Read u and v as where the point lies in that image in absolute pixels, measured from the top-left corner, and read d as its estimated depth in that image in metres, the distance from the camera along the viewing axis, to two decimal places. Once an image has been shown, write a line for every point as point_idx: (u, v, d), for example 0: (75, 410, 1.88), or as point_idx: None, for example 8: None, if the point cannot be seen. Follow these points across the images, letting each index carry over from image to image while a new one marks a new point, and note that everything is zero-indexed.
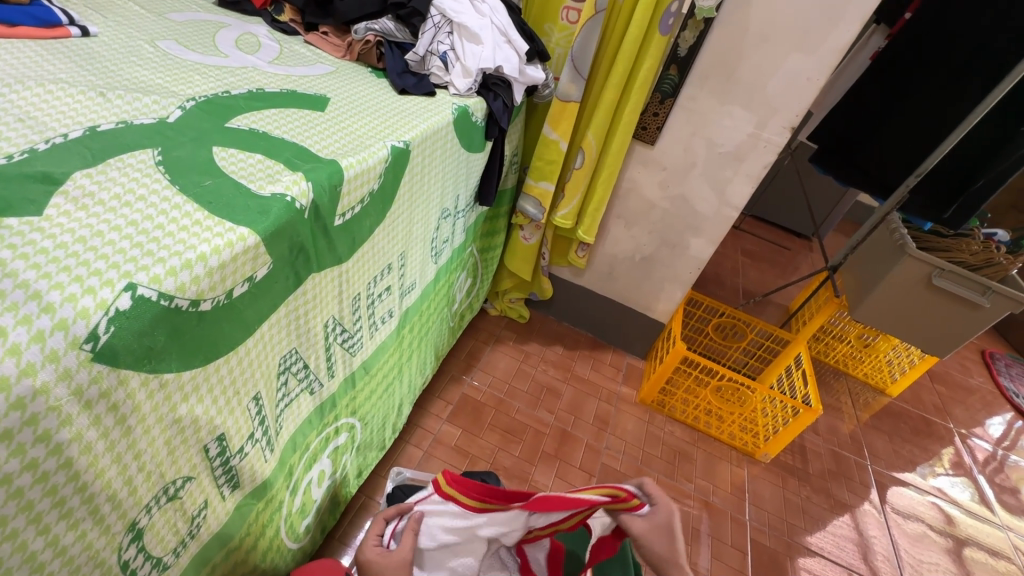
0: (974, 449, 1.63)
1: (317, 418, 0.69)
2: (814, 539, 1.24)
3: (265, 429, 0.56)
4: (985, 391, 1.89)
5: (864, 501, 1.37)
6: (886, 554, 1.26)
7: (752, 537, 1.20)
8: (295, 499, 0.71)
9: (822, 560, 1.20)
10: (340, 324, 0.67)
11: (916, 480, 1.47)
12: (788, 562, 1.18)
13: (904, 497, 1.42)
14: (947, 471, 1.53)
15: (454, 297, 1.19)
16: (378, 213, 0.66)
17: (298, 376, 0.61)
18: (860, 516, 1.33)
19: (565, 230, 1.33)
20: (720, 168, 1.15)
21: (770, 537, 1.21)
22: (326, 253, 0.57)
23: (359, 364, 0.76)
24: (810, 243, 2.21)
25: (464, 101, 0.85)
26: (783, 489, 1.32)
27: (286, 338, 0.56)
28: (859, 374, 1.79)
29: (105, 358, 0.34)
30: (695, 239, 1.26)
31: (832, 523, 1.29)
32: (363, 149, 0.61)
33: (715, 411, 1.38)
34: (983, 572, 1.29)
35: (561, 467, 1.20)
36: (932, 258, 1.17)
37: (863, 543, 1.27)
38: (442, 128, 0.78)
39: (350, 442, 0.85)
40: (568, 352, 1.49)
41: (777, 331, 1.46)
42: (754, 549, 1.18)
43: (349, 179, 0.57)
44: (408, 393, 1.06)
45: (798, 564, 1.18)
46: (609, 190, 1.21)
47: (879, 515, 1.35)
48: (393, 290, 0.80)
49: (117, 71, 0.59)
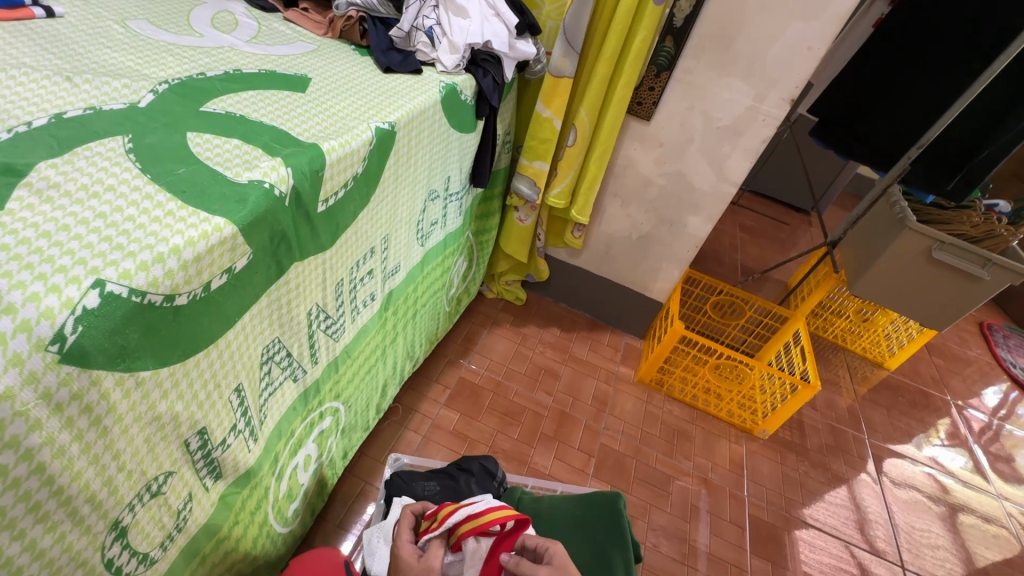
0: (970, 419, 1.64)
1: (301, 404, 0.68)
2: (812, 513, 1.25)
3: (248, 420, 0.55)
4: (983, 363, 1.89)
5: (861, 473, 1.38)
6: (883, 525, 1.27)
7: (751, 512, 1.21)
8: (281, 484, 0.70)
9: (819, 533, 1.22)
10: (324, 310, 0.65)
11: (912, 451, 1.48)
12: (785, 536, 1.19)
13: (899, 468, 1.43)
14: (942, 442, 1.54)
15: (449, 282, 1.17)
16: (362, 197, 0.64)
17: (281, 365, 0.60)
18: (857, 487, 1.34)
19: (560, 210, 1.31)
20: (717, 143, 1.12)
21: (769, 511, 1.22)
22: (308, 240, 0.55)
23: (342, 349, 0.75)
24: (809, 217, 2.19)
25: (452, 79, 0.82)
26: (781, 464, 1.33)
27: (268, 328, 0.54)
28: (857, 349, 1.79)
29: (74, 359, 0.33)
30: (693, 216, 1.24)
31: (829, 496, 1.30)
32: (346, 131, 0.59)
33: (714, 389, 1.38)
34: (976, 539, 1.31)
35: (560, 448, 1.20)
36: (931, 231, 1.15)
37: (860, 515, 1.28)
38: (430, 109, 0.75)
39: (335, 425, 0.84)
40: (565, 333, 1.48)
41: (775, 307, 1.45)
42: (752, 524, 1.19)
43: (331, 164, 0.55)
44: (392, 374, 1.04)
45: (795, 538, 1.19)
46: (604, 167, 1.18)
47: (876, 486, 1.36)
48: (376, 274, 0.78)
49: (84, 54, 0.56)
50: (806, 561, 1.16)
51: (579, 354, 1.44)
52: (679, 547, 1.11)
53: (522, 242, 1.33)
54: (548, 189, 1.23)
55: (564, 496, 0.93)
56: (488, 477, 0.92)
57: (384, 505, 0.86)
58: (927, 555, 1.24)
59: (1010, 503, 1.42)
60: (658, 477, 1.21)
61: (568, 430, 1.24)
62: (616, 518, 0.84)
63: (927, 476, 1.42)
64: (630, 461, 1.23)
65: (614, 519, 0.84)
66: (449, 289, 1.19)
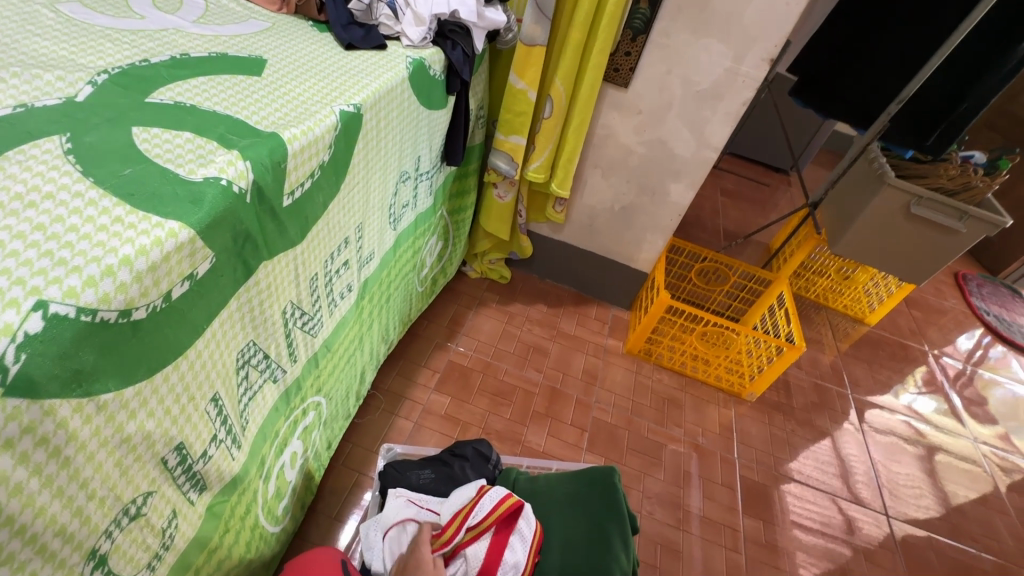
0: (946, 367, 1.69)
1: (283, 404, 0.67)
2: (799, 470, 1.28)
3: (228, 429, 0.53)
4: (958, 312, 1.94)
5: (845, 428, 1.41)
6: (867, 474, 1.32)
7: (741, 474, 1.24)
8: (269, 485, 0.69)
9: (806, 489, 1.25)
10: (299, 308, 0.63)
11: (889, 401, 1.52)
12: (775, 493, 1.22)
13: (880, 418, 1.47)
14: (916, 390, 1.58)
15: (423, 263, 1.15)
16: (330, 186, 0.61)
17: (259, 368, 0.57)
18: (841, 442, 1.37)
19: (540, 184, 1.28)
20: (697, 107, 1.09)
21: (759, 471, 1.25)
22: (276, 237, 0.52)
23: (322, 344, 0.73)
24: (789, 176, 2.19)
25: (419, 53, 0.77)
26: (769, 425, 1.36)
27: (241, 332, 0.52)
28: (838, 306, 1.81)
29: (22, 391, 0.30)
30: (675, 184, 1.22)
31: (815, 453, 1.33)
32: (308, 116, 0.55)
33: (702, 356, 1.39)
34: (952, 480, 1.36)
35: (553, 425, 1.20)
36: (909, 187, 1.16)
37: (845, 467, 1.32)
38: (397, 86, 0.71)
39: (318, 419, 0.83)
40: (551, 309, 1.47)
41: (758, 271, 1.45)
42: (743, 485, 1.22)
43: (294, 153, 0.51)
44: (370, 360, 1.03)
45: (784, 495, 1.22)
46: (581, 138, 1.15)
47: (859, 439, 1.39)
48: (351, 264, 0.75)
49: (11, 44, 0.51)
50: (794, 515, 1.19)
51: (567, 330, 1.43)
52: (674, 513, 1.13)
53: (503, 219, 1.30)
54: (526, 164, 1.20)
55: (559, 473, 0.93)
56: (482, 460, 0.91)
57: (380, 497, 0.85)
58: (907, 499, 1.29)
59: (985, 444, 1.47)
60: (650, 446, 1.23)
61: (560, 407, 1.25)
62: (611, 489, 0.85)
63: (906, 425, 1.46)
64: (623, 433, 1.24)
65: (609, 490, 0.85)
66: (423, 270, 1.17)
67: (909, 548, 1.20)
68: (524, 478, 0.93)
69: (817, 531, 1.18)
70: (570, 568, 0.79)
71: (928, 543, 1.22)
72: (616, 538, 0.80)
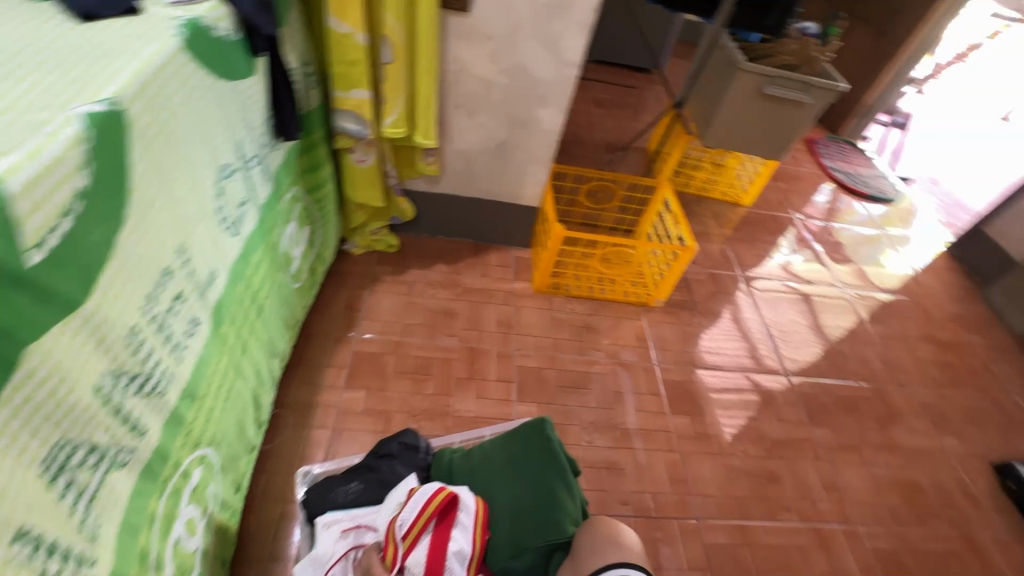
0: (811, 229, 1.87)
1: (150, 482, 0.56)
2: (712, 358, 1.38)
3: (63, 554, 0.43)
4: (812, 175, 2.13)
5: (743, 309, 1.52)
6: (761, 339, 1.47)
7: (664, 378, 1.31)
8: (166, 570, 0.59)
9: (720, 374, 1.35)
10: (125, 372, 0.50)
11: (771, 271, 1.66)
12: (694, 387, 1.31)
13: (766, 280, 1.63)
14: (789, 253, 1.74)
15: (293, 259, 1.01)
16: (111, 216, 0.47)
17: (89, 464, 0.46)
18: (741, 323, 1.49)
19: (402, 139, 1.15)
20: (548, 22, 1.01)
21: (680, 372, 1.33)
22: (39, 310, 0.39)
23: (179, 398, 0.61)
24: (650, 75, 2.20)
25: (194, 13, 0.61)
26: (681, 325, 1.43)
27: (36, 442, 0.40)
28: (717, 194, 1.90)
29: None
30: (544, 109, 1.15)
31: (721, 338, 1.43)
32: (33, 135, 0.40)
33: (606, 275, 1.40)
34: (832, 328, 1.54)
35: (479, 386, 1.17)
36: (760, 68, 1.18)
37: (742, 337, 1.46)
38: (170, 60, 0.55)
39: (209, 472, 0.71)
40: (449, 266, 1.38)
41: (642, 179, 1.46)
42: (668, 388, 1.29)
43: (23, 194, 0.37)
44: (259, 383, 0.89)
45: (704, 386, 1.31)
46: (435, 82, 1.03)
47: (756, 316, 1.52)
48: (189, 295, 0.62)
49: None
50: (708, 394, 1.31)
51: (469, 286, 1.36)
52: (613, 434, 1.18)
53: (371, 185, 1.16)
54: (379, 120, 1.06)
55: (495, 440, 0.90)
56: (412, 451, 0.87)
57: (310, 529, 0.78)
58: (794, 350, 1.46)
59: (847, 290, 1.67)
60: (577, 378, 1.25)
61: (481, 367, 1.21)
62: (551, 447, 0.84)
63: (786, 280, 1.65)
64: (549, 372, 1.24)
65: (547, 448, 0.84)
66: (295, 266, 1.03)
67: (807, 401, 1.35)
68: (459, 457, 0.90)
69: (729, 403, 1.29)
70: (522, 537, 0.78)
71: (819, 390, 1.38)
72: (562, 494, 0.80)
